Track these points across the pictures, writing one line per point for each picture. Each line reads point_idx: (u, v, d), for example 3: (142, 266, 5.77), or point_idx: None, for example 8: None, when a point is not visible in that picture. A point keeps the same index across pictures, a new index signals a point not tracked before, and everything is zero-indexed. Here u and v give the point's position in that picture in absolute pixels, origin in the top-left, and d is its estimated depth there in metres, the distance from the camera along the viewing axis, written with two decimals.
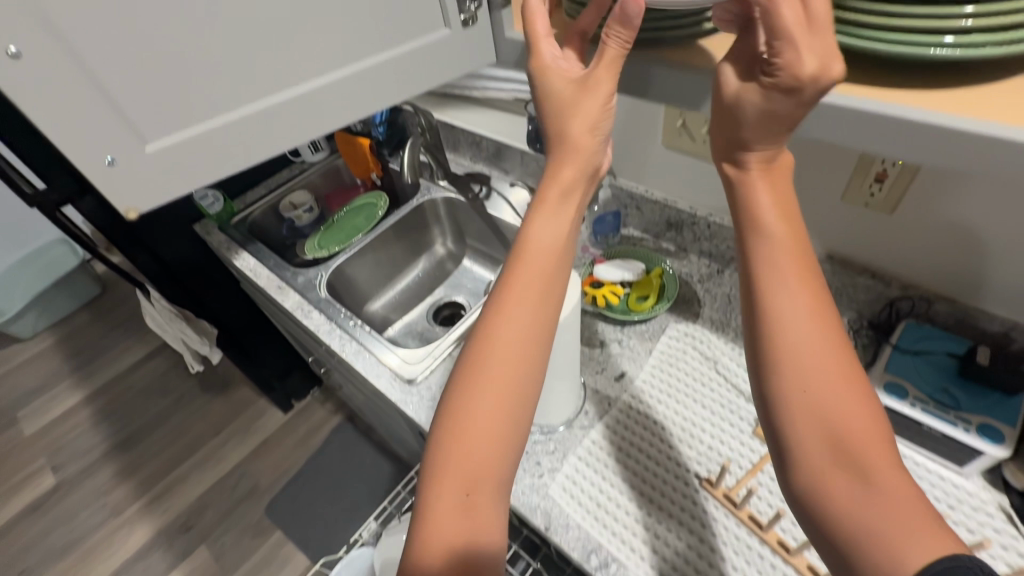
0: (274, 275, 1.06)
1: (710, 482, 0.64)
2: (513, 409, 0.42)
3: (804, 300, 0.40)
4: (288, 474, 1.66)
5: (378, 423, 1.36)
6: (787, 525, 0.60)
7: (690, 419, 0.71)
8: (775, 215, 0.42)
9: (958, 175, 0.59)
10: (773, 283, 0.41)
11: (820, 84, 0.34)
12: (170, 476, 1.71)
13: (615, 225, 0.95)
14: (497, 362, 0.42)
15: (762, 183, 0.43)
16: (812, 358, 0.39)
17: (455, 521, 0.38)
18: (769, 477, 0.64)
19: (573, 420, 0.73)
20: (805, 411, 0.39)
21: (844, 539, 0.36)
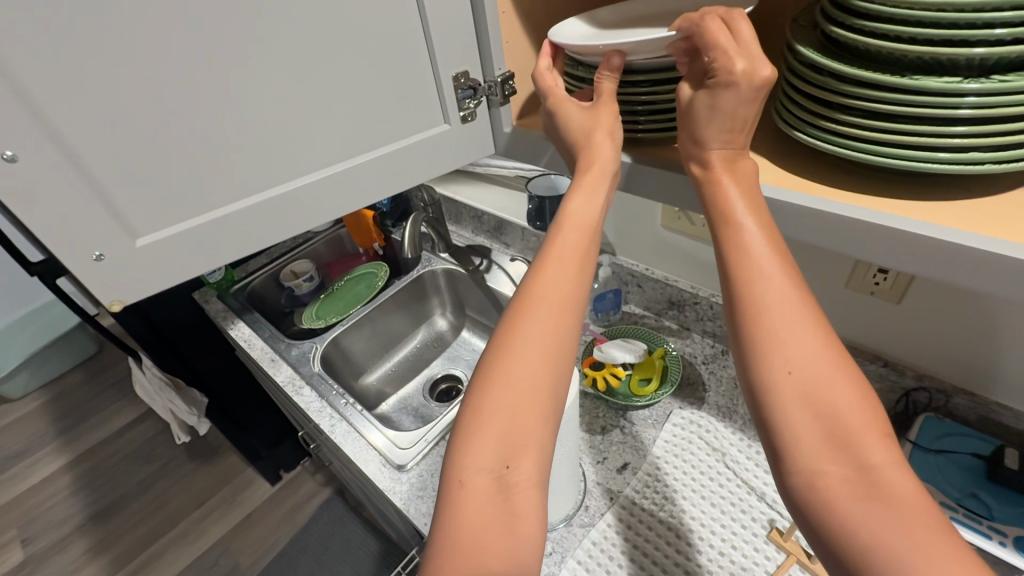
0: (268, 347, 1.04)
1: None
2: (519, 421, 0.39)
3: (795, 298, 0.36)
4: (270, 553, 1.55)
5: (368, 501, 1.29)
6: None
7: (699, 516, 0.66)
8: (748, 215, 0.38)
9: (952, 288, 0.59)
10: (763, 282, 0.37)
11: (754, 82, 0.37)
12: (144, 553, 1.60)
13: (615, 302, 0.94)
14: (506, 372, 0.40)
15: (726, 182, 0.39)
16: (814, 361, 0.35)
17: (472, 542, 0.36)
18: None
19: (573, 517, 0.69)
20: (812, 421, 0.34)
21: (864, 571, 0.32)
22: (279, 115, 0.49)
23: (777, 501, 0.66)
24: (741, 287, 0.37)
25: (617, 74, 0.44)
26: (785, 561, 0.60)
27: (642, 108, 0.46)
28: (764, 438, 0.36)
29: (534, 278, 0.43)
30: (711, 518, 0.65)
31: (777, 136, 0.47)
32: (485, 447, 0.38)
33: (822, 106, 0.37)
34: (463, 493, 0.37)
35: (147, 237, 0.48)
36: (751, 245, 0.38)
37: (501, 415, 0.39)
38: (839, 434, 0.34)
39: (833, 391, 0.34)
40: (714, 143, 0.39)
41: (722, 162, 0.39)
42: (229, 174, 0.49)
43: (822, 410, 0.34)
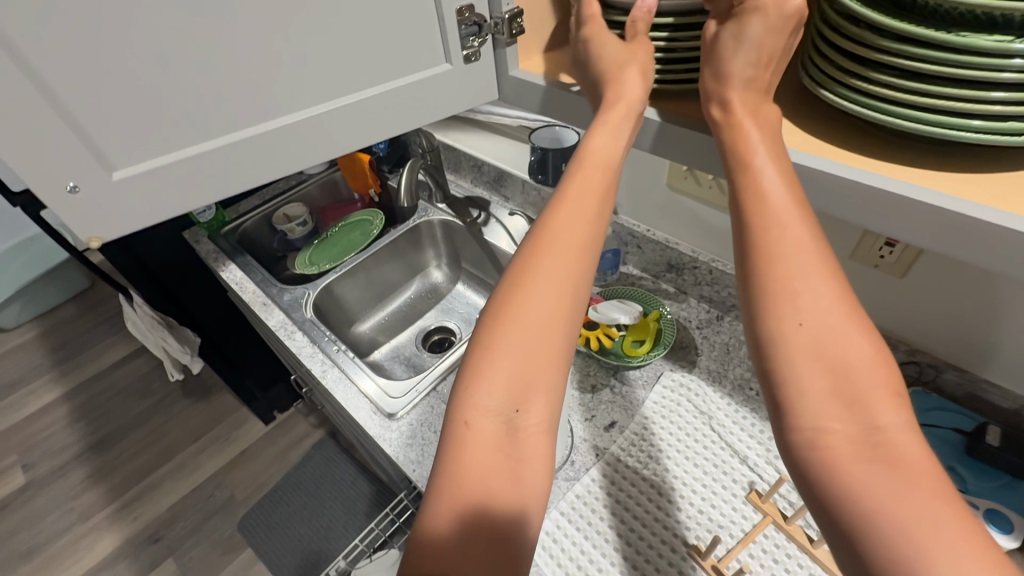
0: (260, 290, 1.03)
1: (698, 550, 0.60)
2: (526, 365, 0.38)
3: (808, 251, 0.34)
4: (264, 488, 1.60)
5: (359, 444, 1.32)
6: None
7: (682, 476, 0.67)
8: (769, 159, 0.35)
9: (958, 264, 0.58)
10: (785, 229, 0.34)
11: (784, 10, 0.36)
12: (142, 482, 1.65)
13: (614, 263, 0.92)
14: (515, 314, 0.39)
15: (752, 125, 0.36)
16: (823, 319, 0.32)
17: (476, 478, 0.36)
18: (761, 550, 0.61)
19: (558, 470, 0.70)
20: (827, 373, 0.32)
21: (860, 540, 0.29)
22: (266, 45, 0.45)
23: (758, 464, 0.67)
24: (758, 233, 0.35)
25: (651, 15, 0.42)
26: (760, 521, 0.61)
27: (659, 57, 0.44)
28: (768, 392, 0.34)
29: (549, 220, 0.41)
30: (693, 478, 0.67)
31: (800, 95, 0.44)
32: (493, 388, 0.38)
33: (854, 64, 0.34)
34: (468, 433, 0.37)
35: (124, 171, 0.46)
36: (771, 197, 0.35)
37: (506, 364, 0.38)
38: (850, 390, 0.31)
39: (847, 343, 0.32)
40: (737, 86, 0.37)
41: (745, 106, 0.37)
42: (214, 108, 0.46)
43: (834, 363, 0.32)
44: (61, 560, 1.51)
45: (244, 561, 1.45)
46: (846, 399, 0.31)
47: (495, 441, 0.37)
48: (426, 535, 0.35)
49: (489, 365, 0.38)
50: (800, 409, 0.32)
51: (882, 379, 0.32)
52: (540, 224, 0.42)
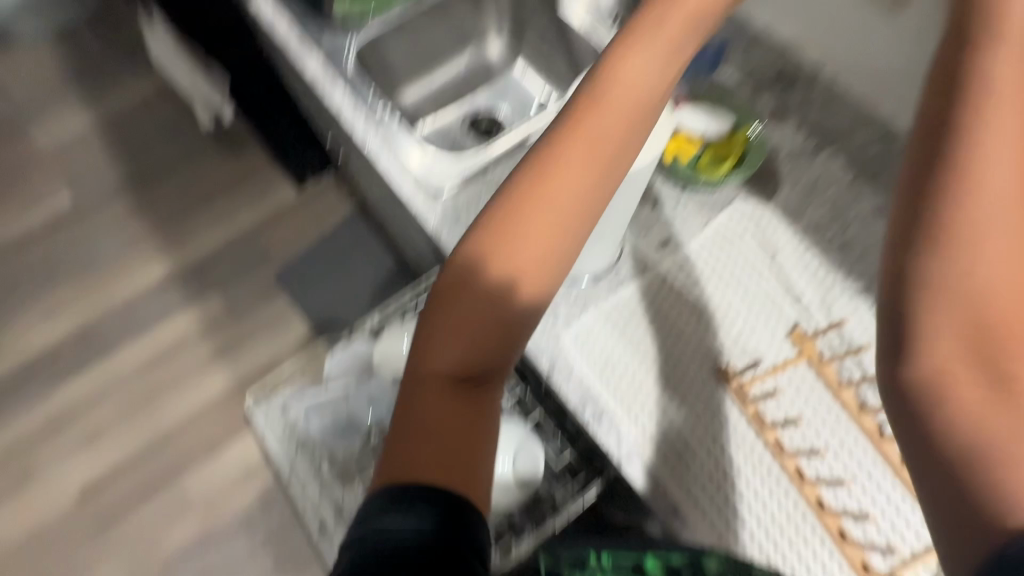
0: (297, 20, 0.88)
1: (726, 371, 0.62)
2: (580, 191, 0.51)
3: (1004, 242, 0.45)
4: (297, 248, 1.68)
5: (392, 222, 1.32)
6: (793, 431, 0.59)
7: (728, 303, 0.65)
8: (1012, 166, 0.46)
9: None
10: (983, 206, 0.45)
11: None
12: (182, 225, 1.73)
13: (713, 64, 0.78)
14: (577, 151, 0.52)
15: (1003, 126, 0.46)
16: (986, 290, 0.44)
17: (506, 263, 0.50)
18: (790, 381, 0.61)
19: (603, 275, 0.68)
20: (968, 317, 0.43)
21: (966, 447, 0.38)
22: None
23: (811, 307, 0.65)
24: (965, 198, 0.46)
25: None
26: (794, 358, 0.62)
27: None
28: (894, 326, 0.46)
29: (619, 82, 0.53)
30: (738, 309, 0.66)
31: None
32: (546, 201, 0.51)
33: None
34: (520, 231, 0.50)
35: None
36: (992, 180, 0.46)
37: (562, 184, 0.51)
38: (986, 337, 0.42)
39: (991, 300, 0.44)
40: None
41: None
42: None
43: (976, 308, 0.43)
44: (118, 276, 1.67)
45: (281, 306, 1.60)
46: (979, 348, 0.42)
47: (540, 241, 0.50)
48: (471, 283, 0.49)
49: (550, 182, 0.51)
50: (934, 326, 0.44)
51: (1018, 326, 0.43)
52: (614, 88, 0.53)
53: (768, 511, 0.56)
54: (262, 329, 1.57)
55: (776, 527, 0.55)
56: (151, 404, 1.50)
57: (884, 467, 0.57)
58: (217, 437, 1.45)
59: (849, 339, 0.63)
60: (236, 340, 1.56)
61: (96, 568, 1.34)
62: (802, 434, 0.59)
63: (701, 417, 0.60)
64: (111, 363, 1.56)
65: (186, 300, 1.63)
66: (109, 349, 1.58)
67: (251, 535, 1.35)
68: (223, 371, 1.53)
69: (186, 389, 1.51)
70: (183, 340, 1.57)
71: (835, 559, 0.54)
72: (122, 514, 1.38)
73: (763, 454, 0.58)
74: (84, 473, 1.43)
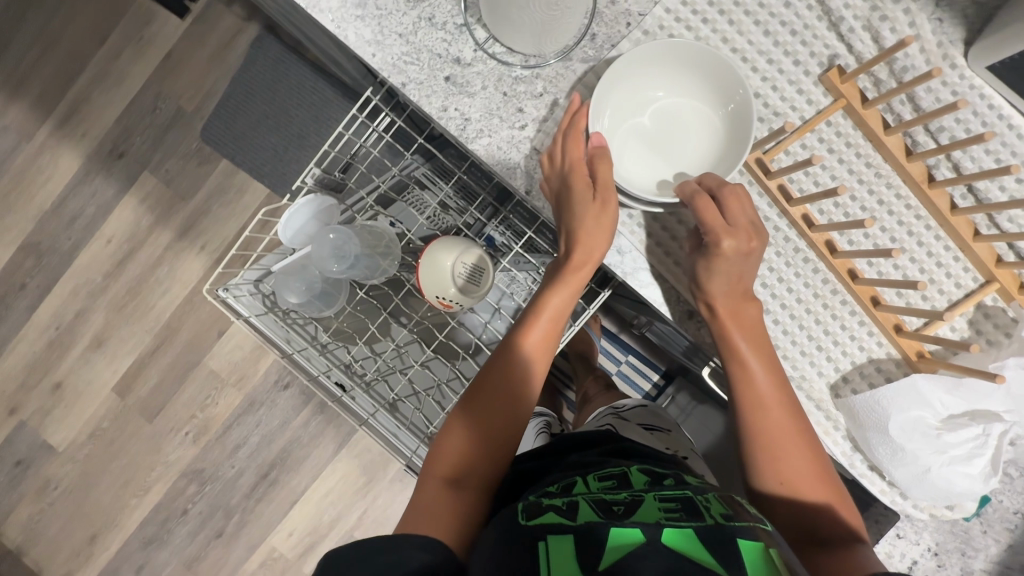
0: None
1: (765, 171, 0.61)
2: (558, 326, 0.67)
3: (792, 432, 0.58)
4: (213, 96, 1.39)
5: (307, 35, 1.06)
6: (821, 205, 0.62)
7: (753, 45, 0.61)
8: (772, 367, 0.60)
9: None
10: (772, 360, 0.60)
11: None
12: (69, 95, 1.43)
13: None
14: (555, 311, 0.66)
15: (778, 384, 0.60)
16: (802, 463, 0.56)
17: (552, 322, 0.66)
18: (818, 139, 0.62)
19: (573, 50, 0.61)
20: (791, 474, 0.56)
21: (800, 494, 0.56)
22: None
23: (853, 31, 0.60)
24: (781, 386, 0.59)
25: None
26: (832, 106, 0.60)
27: None
28: (772, 446, 0.57)
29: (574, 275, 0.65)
30: (759, 52, 0.62)
31: None
32: (557, 305, 0.66)
33: None
34: (553, 305, 0.66)
35: None
36: (769, 399, 0.59)
37: (551, 318, 0.66)
38: (807, 464, 0.56)
39: (789, 449, 0.57)
40: None
41: None
42: None
43: (808, 458, 0.57)
44: (33, 178, 1.46)
45: (224, 171, 1.40)
46: (817, 475, 0.56)
47: (560, 308, 0.66)
48: (539, 306, 0.66)
49: (549, 304, 0.66)
50: (779, 461, 0.57)
51: (814, 467, 0.57)
52: (569, 283, 0.65)
53: (782, 280, 0.64)
54: (213, 200, 1.41)
55: (790, 295, 0.64)
56: (140, 297, 1.45)
57: (926, 216, 0.62)
58: (219, 314, 1.43)
59: (904, 65, 0.59)
60: (191, 217, 1.42)
61: (165, 443, 1.46)
62: (833, 208, 0.62)
63: None
64: (78, 267, 1.46)
65: (120, 187, 1.44)
66: (68, 254, 1.46)
67: (289, 390, 1.42)
68: (195, 251, 1.43)
69: (166, 276, 1.44)
70: (138, 228, 1.44)
71: (855, 315, 0.63)
72: (164, 398, 1.46)
73: (780, 223, 0.63)
74: (112, 372, 1.47)
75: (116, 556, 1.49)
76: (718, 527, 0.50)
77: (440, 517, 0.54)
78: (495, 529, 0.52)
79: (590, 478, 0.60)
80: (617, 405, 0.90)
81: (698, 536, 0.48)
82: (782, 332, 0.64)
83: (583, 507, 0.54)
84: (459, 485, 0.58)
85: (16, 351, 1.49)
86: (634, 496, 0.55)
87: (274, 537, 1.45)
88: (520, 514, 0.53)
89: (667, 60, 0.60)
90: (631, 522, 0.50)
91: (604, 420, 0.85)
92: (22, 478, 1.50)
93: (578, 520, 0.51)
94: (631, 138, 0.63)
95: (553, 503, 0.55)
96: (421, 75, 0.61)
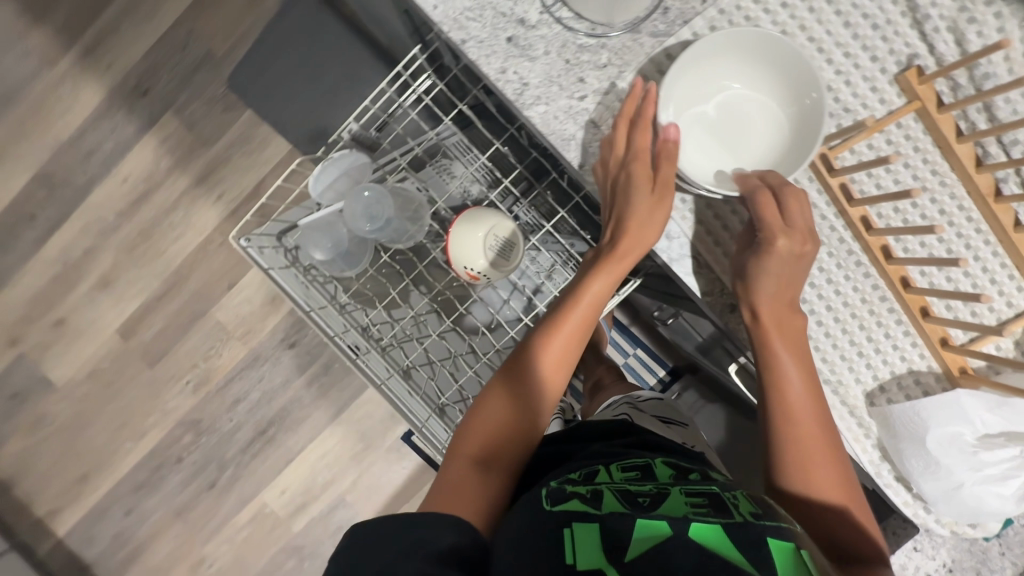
0: None
1: (830, 169, 0.60)
2: (596, 315, 0.66)
3: (822, 440, 0.57)
4: (244, 43, 1.37)
5: None
6: (880, 208, 0.61)
7: (830, 36, 0.60)
8: (807, 374, 0.60)
9: None
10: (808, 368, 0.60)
11: None
12: (95, 26, 1.40)
13: None
14: (595, 299, 0.65)
15: (813, 391, 0.59)
16: (830, 472, 0.56)
17: (591, 311, 0.65)
18: (887, 140, 0.61)
19: (643, 23, 0.59)
20: (818, 481, 0.56)
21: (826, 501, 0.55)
22: None
23: (937, 32, 0.58)
24: (815, 393, 0.59)
25: None
26: (906, 107, 0.59)
27: None
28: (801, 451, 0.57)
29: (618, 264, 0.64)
30: (835, 44, 0.60)
31: None
32: (597, 293, 0.65)
33: None
34: (593, 293, 0.65)
35: None
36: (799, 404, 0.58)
37: (590, 306, 0.65)
38: (834, 473, 0.56)
39: (817, 456, 0.57)
40: None
41: None
42: None
43: (836, 468, 0.56)
44: (51, 108, 1.43)
45: (249, 122, 1.39)
46: (842, 485, 0.56)
47: (599, 297, 0.65)
48: (580, 292, 0.65)
49: (590, 292, 0.65)
50: (808, 467, 0.56)
51: (841, 477, 0.56)
52: (612, 272, 0.64)
53: (832, 281, 0.63)
54: (235, 149, 1.39)
55: (840, 297, 0.63)
56: (151, 241, 1.43)
57: (986, 231, 0.61)
58: (230, 266, 1.42)
59: (987, 71, 0.58)
60: (210, 165, 1.40)
61: (165, 390, 1.46)
62: (893, 213, 0.61)
63: None
64: (90, 205, 1.44)
65: (140, 127, 1.41)
66: (81, 190, 1.44)
67: (295, 349, 1.42)
68: (211, 200, 1.41)
69: (180, 223, 1.42)
70: (155, 170, 1.42)
71: (902, 325, 0.62)
72: (168, 345, 1.45)
73: (837, 224, 0.62)
74: (117, 313, 1.46)
75: (107, 496, 1.50)
76: (745, 524, 0.50)
77: (468, 497, 0.54)
78: (519, 514, 0.52)
79: (613, 468, 0.61)
80: (632, 395, 0.89)
81: (727, 533, 0.48)
82: (826, 334, 0.63)
83: (608, 497, 0.54)
84: (488, 467, 0.58)
85: (20, 284, 1.47)
86: (659, 487, 0.56)
87: (266, 493, 1.46)
88: (545, 499, 0.53)
89: (741, 51, 0.58)
90: (658, 516, 0.50)
91: (619, 408, 0.85)
92: (18, 411, 1.50)
93: (605, 509, 0.52)
94: (694, 127, 0.61)
95: (577, 491, 0.55)
96: (483, 33, 0.59)
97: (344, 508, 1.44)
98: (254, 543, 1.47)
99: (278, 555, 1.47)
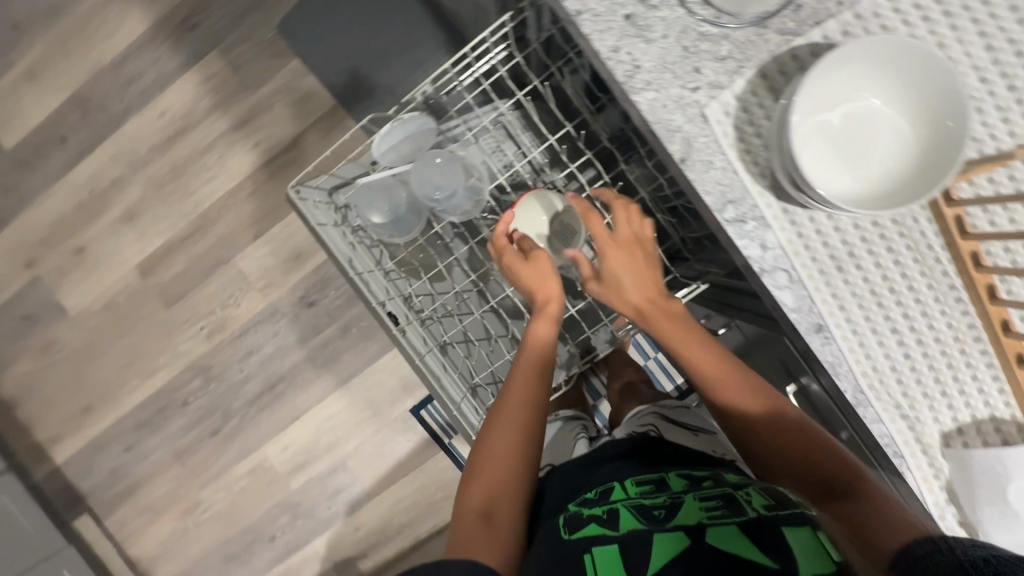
0: None
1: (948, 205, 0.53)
2: (548, 346, 0.70)
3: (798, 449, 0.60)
4: None
5: None
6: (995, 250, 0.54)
7: (987, 52, 0.51)
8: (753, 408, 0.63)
9: None
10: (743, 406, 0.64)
11: None
12: None
13: None
14: (540, 333, 0.70)
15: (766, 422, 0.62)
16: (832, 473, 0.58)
17: (540, 341, 0.70)
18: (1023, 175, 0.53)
19: (773, 17, 0.53)
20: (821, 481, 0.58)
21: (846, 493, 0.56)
22: None
23: None
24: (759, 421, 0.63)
25: None
26: None
27: None
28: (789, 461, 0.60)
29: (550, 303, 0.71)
30: (993, 61, 0.51)
31: None
32: (545, 328, 0.70)
33: None
34: (542, 330, 0.70)
35: None
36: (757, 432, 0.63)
37: (536, 339, 0.70)
38: (834, 472, 0.58)
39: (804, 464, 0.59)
40: None
41: None
42: None
43: (832, 469, 0.58)
44: (95, 30, 1.39)
45: (295, 71, 1.35)
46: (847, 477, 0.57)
47: (547, 330, 0.70)
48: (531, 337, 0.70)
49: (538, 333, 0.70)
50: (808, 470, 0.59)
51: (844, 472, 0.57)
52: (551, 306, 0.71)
53: (934, 330, 0.55)
54: (278, 98, 1.36)
55: (938, 345, 0.55)
56: (182, 180, 1.41)
57: None
58: (259, 216, 1.39)
59: None
60: (251, 111, 1.37)
61: (178, 332, 1.45)
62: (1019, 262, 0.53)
63: (900, 244, 0.54)
64: (123, 135, 1.41)
65: (183, 61, 1.37)
66: (116, 119, 1.41)
67: (314, 308, 1.40)
68: (248, 146, 1.38)
69: (213, 165, 1.39)
70: (193, 109, 1.38)
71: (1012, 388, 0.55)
72: (186, 287, 1.43)
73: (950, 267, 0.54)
74: (138, 249, 1.44)
75: (108, 430, 1.50)
76: (763, 522, 0.50)
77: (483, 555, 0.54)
78: (542, 548, 0.54)
79: (628, 484, 0.62)
80: (659, 404, 0.86)
81: (747, 537, 0.49)
82: (917, 384, 0.55)
83: (624, 516, 0.55)
84: (494, 523, 0.57)
85: (44, 207, 1.45)
86: (674, 499, 0.56)
87: (268, 447, 1.45)
88: (563, 528, 0.56)
89: (888, 58, 0.49)
90: (674, 528, 0.52)
91: (645, 419, 0.82)
92: (28, 333, 1.49)
93: (622, 530, 0.54)
94: (816, 135, 0.51)
95: (594, 513, 0.57)
96: (598, 6, 0.54)
97: (344, 473, 1.44)
98: (250, 494, 1.48)
99: (273, 509, 1.47)
